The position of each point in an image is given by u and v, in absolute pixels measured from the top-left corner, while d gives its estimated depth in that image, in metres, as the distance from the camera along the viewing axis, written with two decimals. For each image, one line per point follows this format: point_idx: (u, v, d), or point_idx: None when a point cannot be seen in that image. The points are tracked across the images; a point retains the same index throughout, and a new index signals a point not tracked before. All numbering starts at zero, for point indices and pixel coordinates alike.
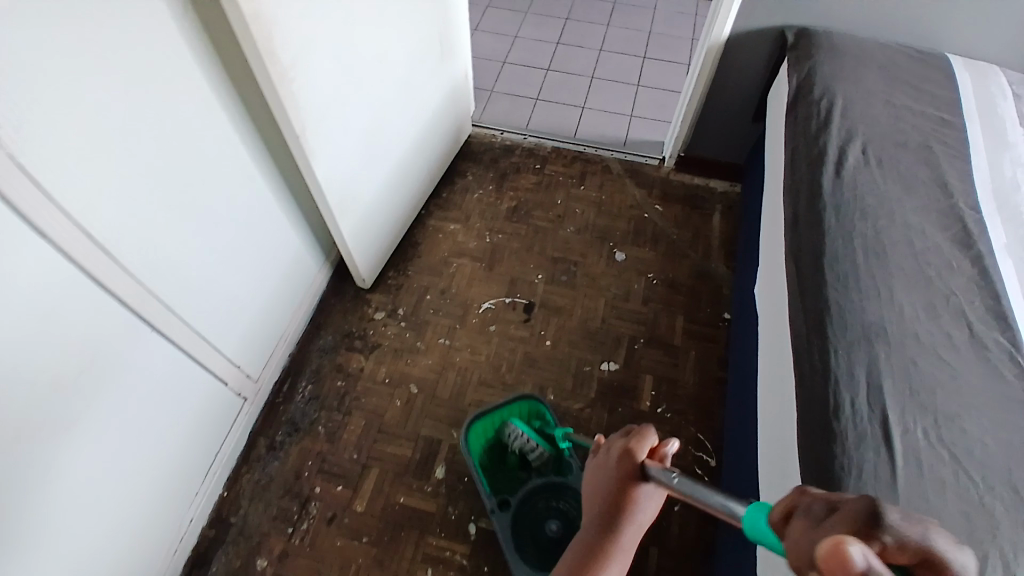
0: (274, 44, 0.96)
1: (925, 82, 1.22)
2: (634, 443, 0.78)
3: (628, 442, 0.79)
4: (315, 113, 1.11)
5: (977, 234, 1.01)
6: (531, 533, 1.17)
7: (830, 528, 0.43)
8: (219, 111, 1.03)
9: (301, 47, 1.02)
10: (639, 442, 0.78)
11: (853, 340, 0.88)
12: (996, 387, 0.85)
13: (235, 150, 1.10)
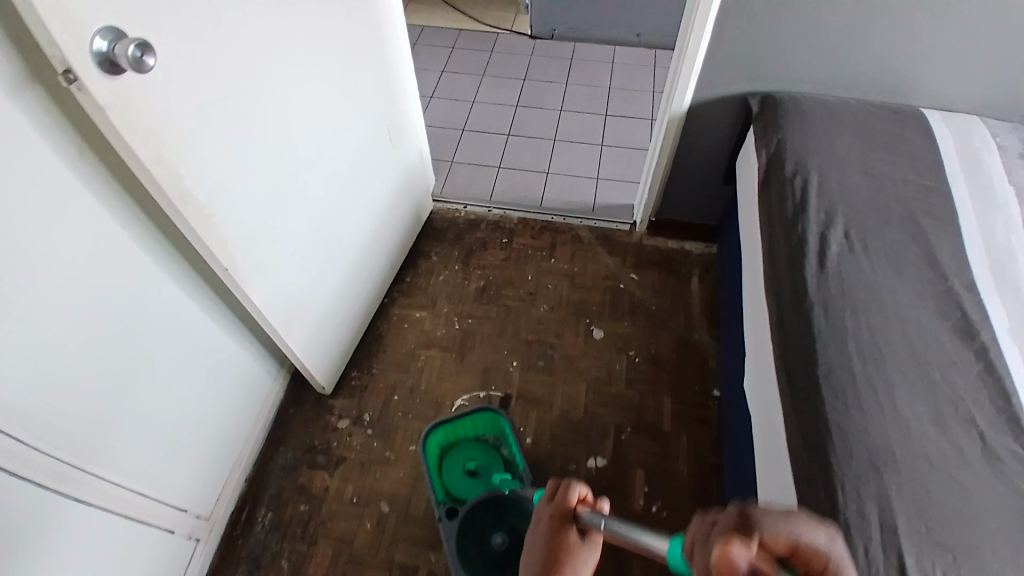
0: (185, 181, 0.86)
1: (903, 143, 1.14)
2: (561, 492, 0.73)
3: (556, 494, 0.74)
4: (245, 240, 1.01)
5: (978, 320, 0.92)
6: (477, 545, 1.12)
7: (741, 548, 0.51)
8: (141, 245, 0.92)
9: (219, 178, 0.93)
10: (567, 490, 0.74)
11: (859, 470, 0.80)
12: (1018, 509, 0.77)
13: (165, 281, 0.98)
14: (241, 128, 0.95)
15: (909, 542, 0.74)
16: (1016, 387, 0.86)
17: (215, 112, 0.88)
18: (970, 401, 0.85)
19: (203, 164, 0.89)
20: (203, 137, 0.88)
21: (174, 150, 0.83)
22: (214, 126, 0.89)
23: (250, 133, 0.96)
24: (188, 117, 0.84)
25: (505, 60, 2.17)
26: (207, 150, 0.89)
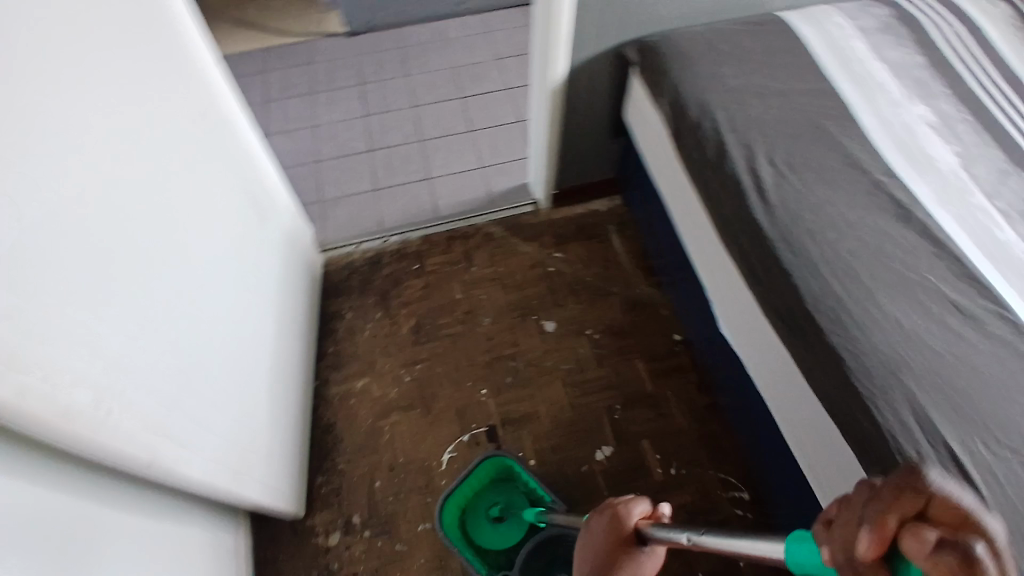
0: (64, 393, 0.64)
1: (777, 52, 1.17)
2: (625, 502, 0.73)
3: (619, 502, 0.74)
4: (156, 415, 0.80)
5: (908, 201, 0.97)
6: None
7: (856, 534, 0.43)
8: (43, 488, 0.68)
9: (98, 368, 0.70)
10: (632, 502, 0.73)
11: (882, 380, 0.83)
12: (1011, 357, 0.83)
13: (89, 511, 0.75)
14: (101, 293, 0.72)
15: (963, 440, 0.78)
16: (962, 250, 0.93)
17: (61, 294, 0.66)
18: (945, 283, 0.90)
19: (77, 359, 0.67)
20: (64, 327, 0.65)
21: (40, 368, 0.61)
22: (65, 311, 0.66)
23: (113, 293, 0.74)
24: (38, 316, 0.62)
25: (328, 66, 1.93)
26: (72, 337, 0.66)
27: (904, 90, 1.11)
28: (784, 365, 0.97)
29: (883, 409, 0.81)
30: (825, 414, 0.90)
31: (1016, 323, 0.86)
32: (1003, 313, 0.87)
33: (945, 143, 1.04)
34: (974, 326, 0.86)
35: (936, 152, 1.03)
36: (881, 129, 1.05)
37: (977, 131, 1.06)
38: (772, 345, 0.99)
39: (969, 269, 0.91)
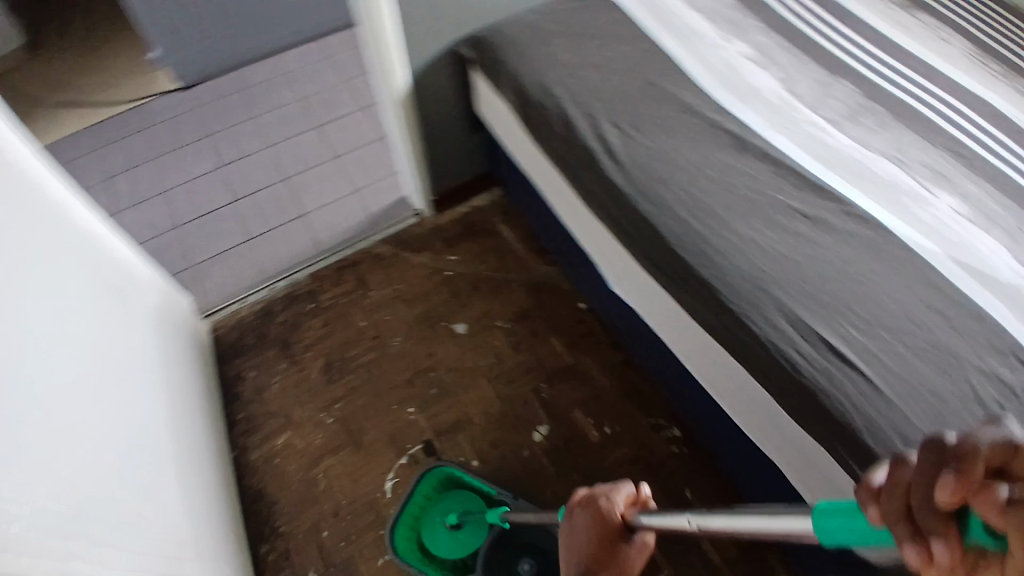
0: None
1: (599, 21, 1.24)
2: (609, 492, 0.75)
3: (602, 492, 0.76)
4: (66, 521, 0.73)
5: (743, 132, 1.07)
6: None
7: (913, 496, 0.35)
8: None
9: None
10: (615, 491, 0.76)
11: (752, 297, 0.92)
12: (856, 244, 0.95)
13: None
14: None
15: (829, 327, 0.89)
16: (798, 163, 1.04)
17: None
18: (788, 194, 1.01)
19: None
20: None
21: None
22: None
23: None
24: None
25: (166, 126, 1.82)
26: None
27: (719, 30, 1.21)
28: (669, 306, 1.04)
29: (758, 321, 0.91)
30: (712, 341, 0.98)
31: (854, 214, 0.98)
32: (842, 208, 0.99)
33: (767, 71, 1.15)
34: (817, 226, 0.97)
35: (759, 81, 1.14)
36: (710, 70, 1.15)
37: (790, 52, 1.18)
38: (654, 290, 1.06)
39: (805, 176, 1.02)
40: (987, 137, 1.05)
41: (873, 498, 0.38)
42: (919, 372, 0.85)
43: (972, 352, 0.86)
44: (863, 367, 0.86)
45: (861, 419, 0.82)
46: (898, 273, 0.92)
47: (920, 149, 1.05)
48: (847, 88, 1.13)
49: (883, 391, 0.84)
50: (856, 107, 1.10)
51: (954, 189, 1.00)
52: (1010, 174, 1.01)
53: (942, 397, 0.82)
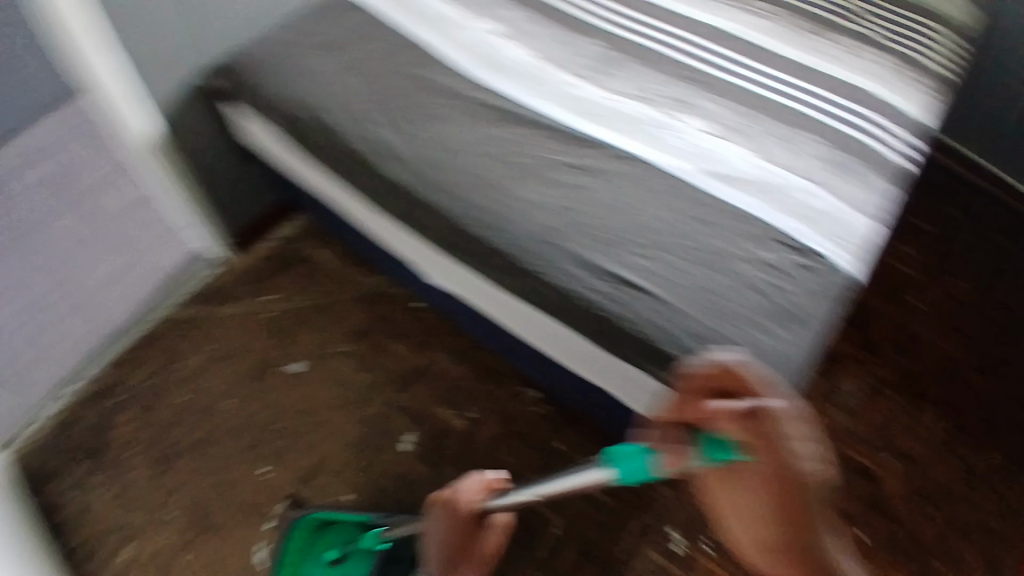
0: None
1: (338, 22, 1.21)
2: (462, 493, 0.74)
3: (456, 495, 0.75)
4: None
5: (498, 103, 1.11)
6: None
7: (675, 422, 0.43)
8: None
9: None
10: (467, 489, 0.75)
11: (540, 253, 0.98)
12: (620, 176, 1.02)
13: None
14: None
15: (615, 260, 0.96)
16: (556, 120, 1.09)
17: None
18: (559, 151, 1.05)
19: None
20: None
21: None
22: None
23: None
24: None
25: None
26: None
27: (462, 10, 1.23)
28: (472, 291, 1.12)
29: (552, 273, 0.97)
30: (518, 308, 1.06)
31: (613, 150, 1.05)
32: (602, 147, 1.05)
33: (514, 43, 1.17)
34: (590, 173, 1.03)
35: (507, 51, 1.17)
36: (460, 52, 1.17)
37: (530, 17, 1.22)
38: (456, 280, 1.12)
39: (569, 132, 1.07)
40: (714, 57, 1.16)
41: (661, 431, 0.45)
42: (693, 274, 0.95)
43: (730, 243, 0.97)
44: (650, 286, 0.94)
45: (653, 330, 0.92)
46: (660, 193, 1.01)
47: (662, 82, 1.12)
48: (590, 42, 1.18)
49: (668, 300, 0.93)
50: (600, 59, 1.15)
51: (698, 110, 1.08)
52: (738, 85, 1.12)
53: (712, 290, 0.94)
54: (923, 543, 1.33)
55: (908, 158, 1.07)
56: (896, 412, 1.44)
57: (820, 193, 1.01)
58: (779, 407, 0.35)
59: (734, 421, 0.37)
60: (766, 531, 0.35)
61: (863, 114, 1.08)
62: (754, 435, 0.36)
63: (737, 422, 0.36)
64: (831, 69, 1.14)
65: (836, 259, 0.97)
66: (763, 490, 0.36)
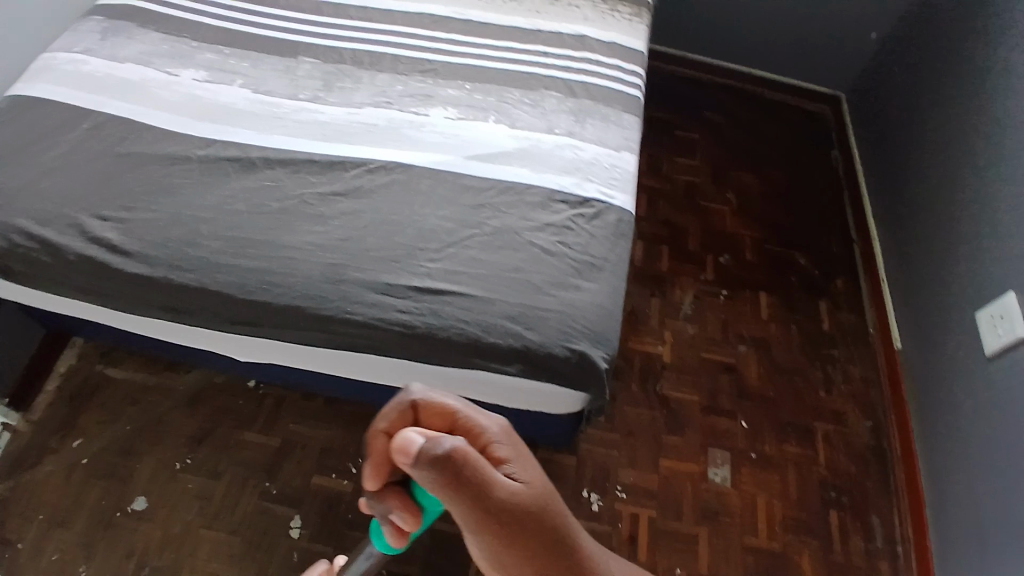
0: None
1: (35, 123, 1.13)
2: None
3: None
4: None
5: (238, 149, 1.12)
6: None
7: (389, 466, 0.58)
8: None
9: None
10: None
11: (337, 292, 0.93)
12: (389, 193, 1.06)
13: None
14: None
15: (411, 276, 0.94)
16: (307, 151, 1.12)
17: None
18: (321, 182, 1.07)
19: None
20: None
21: None
22: None
23: None
24: None
25: None
26: None
27: (162, 69, 1.25)
28: (292, 351, 1.03)
29: (355, 307, 0.92)
30: (343, 353, 0.99)
31: (360, 163, 1.10)
32: (358, 167, 1.09)
33: (232, 82, 1.23)
34: (358, 196, 1.05)
35: (228, 97, 1.21)
36: (182, 110, 1.18)
37: (244, 57, 1.29)
38: (269, 344, 1.03)
39: (327, 159, 1.10)
40: (442, 43, 1.34)
41: (376, 493, 0.59)
42: (490, 261, 0.97)
43: (513, 224, 1.03)
44: (457, 288, 0.93)
45: (472, 326, 0.90)
46: (437, 200, 1.05)
47: (400, 83, 1.25)
48: (308, 63, 1.29)
49: (476, 293, 0.93)
50: (324, 75, 1.26)
51: (439, 101, 1.22)
52: (470, 64, 1.30)
53: (514, 269, 0.96)
54: (797, 410, 1.48)
55: (637, 88, 1.31)
56: (728, 310, 1.62)
57: (580, 143, 1.17)
58: (459, 442, 0.51)
59: (431, 469, 0.50)
60: (491, 531, 0.53)
61: (589, 59, 1.33)
62: (455, 474, 0.50)
63: (434, 471, 0.50)
64: (551, 24, 1.40)
65: (614, 199, 1.09)
66: (482, 511, 0.52)
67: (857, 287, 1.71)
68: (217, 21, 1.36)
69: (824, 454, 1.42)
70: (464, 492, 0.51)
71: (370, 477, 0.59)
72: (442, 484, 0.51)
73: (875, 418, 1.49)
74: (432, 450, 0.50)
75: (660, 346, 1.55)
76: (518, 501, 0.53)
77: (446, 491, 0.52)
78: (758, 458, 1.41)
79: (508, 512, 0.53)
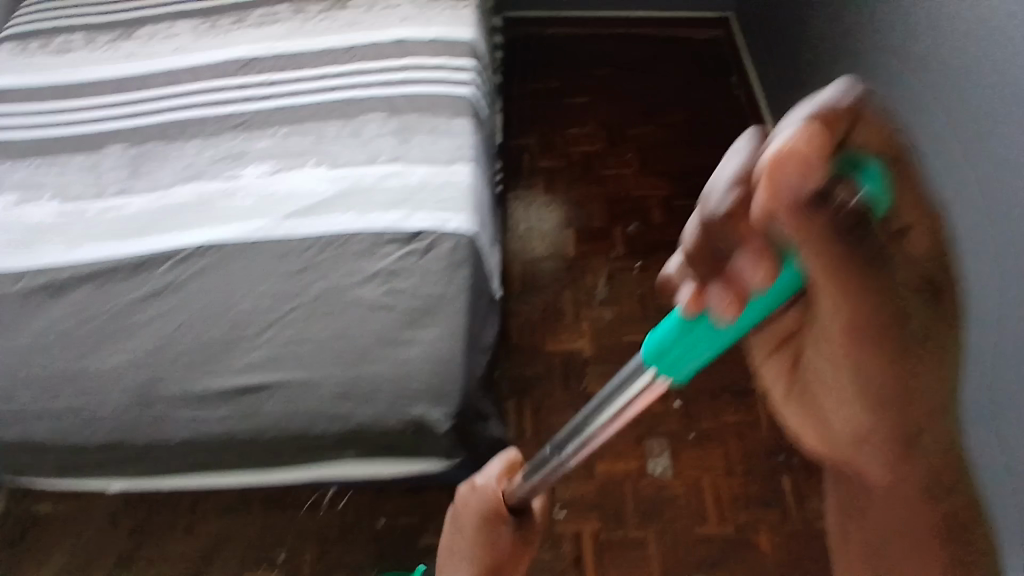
0: None
1: None
2: (490, 475, 0.78)
3: (486, 477, 0.78)
4: None
5: (45, 273, 1.03)
6: None
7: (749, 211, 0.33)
8: None
9: None
10: (491, 470, 0.78)
11: (156, 413, 0.89)
12: (202, 279, 0.97)
13: None
14: None
15: (225, 374, 0.88)
16: (115, 255, 1.04)
17: None
18: (127, 291, 1.00)
19: None
20: None
21: None
22: None
23: None
24: None
25: None
26: None
27: None
28: (148, 480, 0.98)
29: (174, 427, 0.88)
30: (192, 471, 0.94)
31: (167, 254, 1.02)
32: (166, 261, 1.01)
33: (40, 197, 1.14)
34: (172, 292, 0.97)
35: (37, 215, 1.11)
36: None
37: (52, 165, 1.19)
38: (126, 477, 0.98)
39: (132, 260, 1.02)
40: (253, 87, 1.20)
41: (721, 235, 0.35)
42: (313, 331, 0.88)
43: (337, 282, 0.93)
44: (280, 375, 0.86)
45: (294, 418, 0.84)
46: (252, 276, 0.96)
47: (209, 147, 1.14)
48: (115, 151, 1.18)
49: (297, 377, 0.85)
50: (133, 159, 1.15)
51: (255, 156, 1.10)
52: (283, 106, 1.17)
53: (338, 337, 0.87)
54: (732, 373, 1.40)
55: (468, 84, 1.18)
56: (644, 283, 1.54)
57: (405, 168, 1.05)
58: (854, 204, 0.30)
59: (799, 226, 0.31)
60: (869, 347, 0.39)
61: (411, 66, 1.20)
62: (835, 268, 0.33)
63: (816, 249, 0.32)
64: (367, 35, 1.25)
65: (447, 225, 0.99)
66: (869, 342, 0.38)
67: None
68: (25, 131, 1.25)
69: (767, 414, 1.35)
70: (854, 304, 0.36)
71: (725, 201, 0.34)
72: (819, 297, 0.36)
73: None
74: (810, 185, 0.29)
75: (579, 341, 1.48)
76: (926, 323, 0.38)
77: (829, 299, 0.36)
78: (696, 437, 1.33)
79: (910, 343, 0.38)
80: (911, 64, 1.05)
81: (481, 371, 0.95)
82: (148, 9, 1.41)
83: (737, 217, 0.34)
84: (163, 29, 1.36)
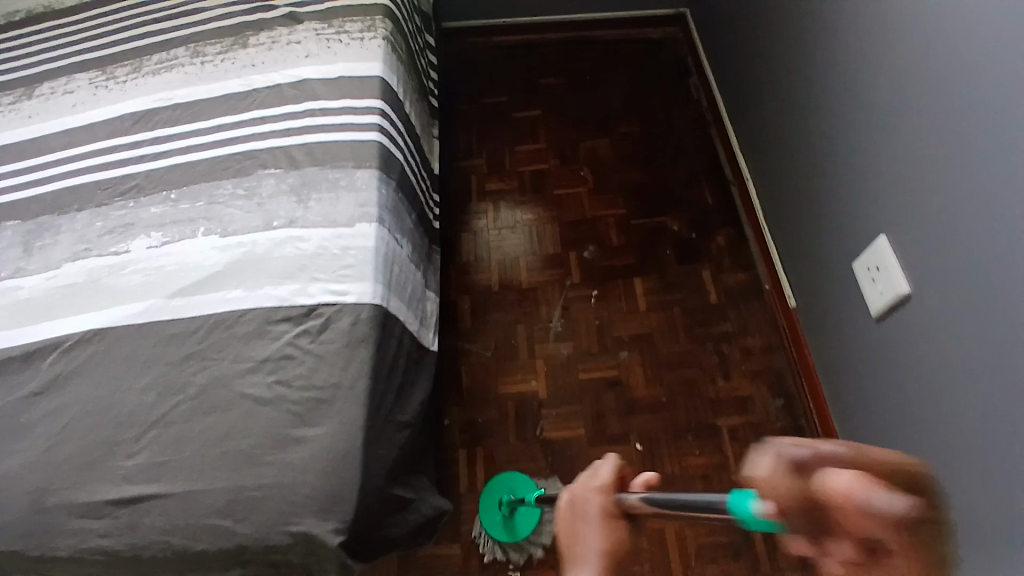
0: None
1: None
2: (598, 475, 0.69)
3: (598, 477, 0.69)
4: None
5: None
6: None
7: (817, 529, 0.35)
8: None
9: None
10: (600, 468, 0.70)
11: (36, 531, 0.79)
12: (91, 375, 0.88)
13: None
14: None
15: (107, 485, 0.79)
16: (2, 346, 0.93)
17: None
18: (18, 384, 0.89)
19: None
20: None
21: None
22: None
23: None
24: None
25: None
26: None
27: None
28: None
29: (60, 543, 0.79)
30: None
31: (57, 343, 0.91)
32: (55, 350, 0.91)
33: None
34: (57, 390, 0.87)
35: None
36: None
37: None
38: None
39: (21, 350, 0.91)
40: (147, 145, 1.11)
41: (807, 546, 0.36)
42: (194, 435, 0.81)
43: (220, 371, 0.84)
44: (157, 488, 0.78)
45: (173, 539, 0.76)
46: (141, 368, 0.87)
47: (99, 217, 1.05)
48: (9, 228, 1.07)
49: (174, 491, 0.78)
50: (26, 237, 1.05)
51: (142, 228, 1.01)
52: (176, 165, 1.07)
53: (219, 441, 0.80)
54: (695, 408, 1.32)
55: (376, 127, 1.08)
56: (602, 311, 1.43)
57: (301, 232, 0.95)
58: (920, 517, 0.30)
59: (903, 542, 0.30)
60: None
61: (313, 109, 1.09)
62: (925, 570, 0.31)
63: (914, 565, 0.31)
64: (268, 77, 1.15)
65: (347, 295, 0.89)
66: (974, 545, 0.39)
67: (741, 236, 1.51)
68: None
69: (733, 454, 1.27)
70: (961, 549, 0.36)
71: (798, 524, 0.36)
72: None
73: (787, 392, 1.32)
74: (907, 502, 0.30)
75: (534, 380, 1.37)
76: None
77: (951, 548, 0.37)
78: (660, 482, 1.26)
79: None
80: (892, 77, 0.93)
81: (392, 458, 0.86)
82: (45, 61, 1.27)
83: (830, 534, 0.34)
84: (61, 85, 1.22)
